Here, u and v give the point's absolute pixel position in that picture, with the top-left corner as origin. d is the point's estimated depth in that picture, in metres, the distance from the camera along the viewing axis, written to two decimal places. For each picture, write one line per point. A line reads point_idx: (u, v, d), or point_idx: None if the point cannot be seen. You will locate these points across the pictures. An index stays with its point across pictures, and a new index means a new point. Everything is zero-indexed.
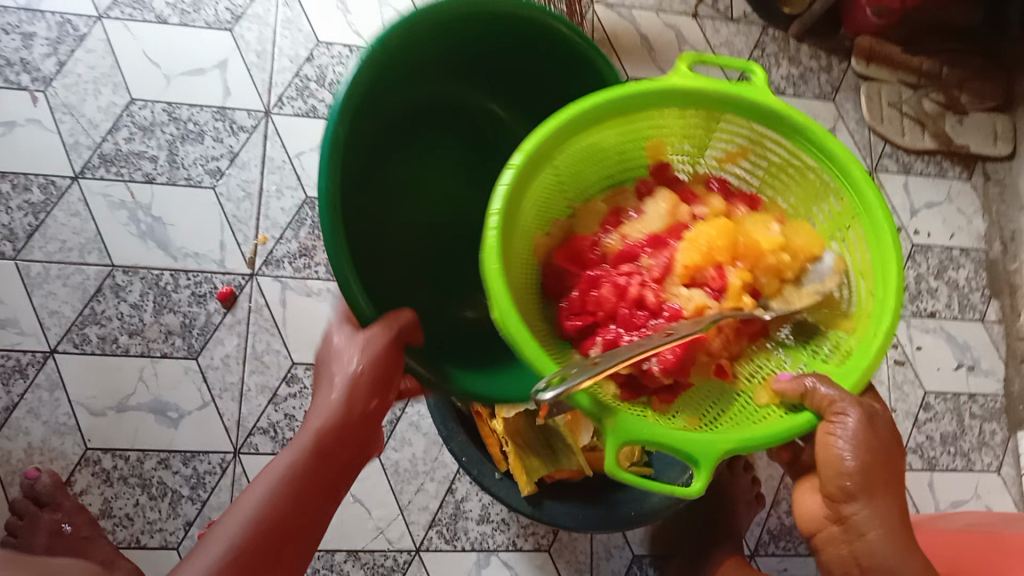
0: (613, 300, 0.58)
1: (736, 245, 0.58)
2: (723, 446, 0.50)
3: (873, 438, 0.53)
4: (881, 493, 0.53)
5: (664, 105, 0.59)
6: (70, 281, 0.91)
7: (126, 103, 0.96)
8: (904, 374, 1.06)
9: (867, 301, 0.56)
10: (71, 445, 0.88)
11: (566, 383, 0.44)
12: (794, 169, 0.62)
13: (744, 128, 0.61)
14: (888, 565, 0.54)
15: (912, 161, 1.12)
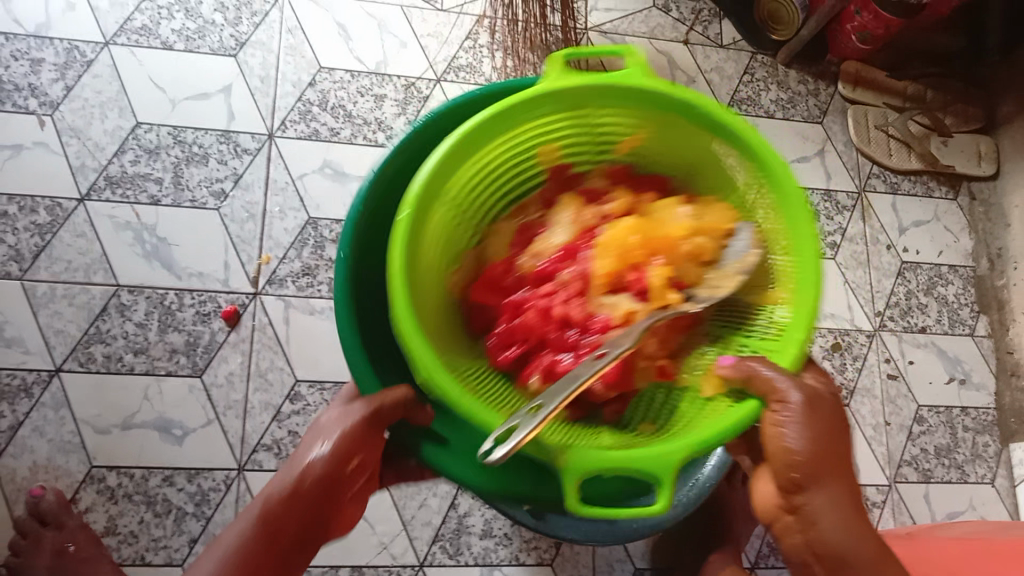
0: (540, 324, 0.64)
1: (649, 242, 0.63)
2: (677, 453, 0.53)
3: (818, 424, 0.54)
4: (831, 481, 0.54)
5: (553, 108, 0.62)
6: (75, 301, 0.92)
7: (132, 126, 0.98)
8: (897, 388, 1.08)
9: (785, 262, 0.60)
10: (76, 463, 0.88)
11: (508, 443, 0.48)
12: (689, 142, 0.65)
13: (634, 115, 0.64)
14: (843, 552, 0.55)
15: (899, 182, 1.15)
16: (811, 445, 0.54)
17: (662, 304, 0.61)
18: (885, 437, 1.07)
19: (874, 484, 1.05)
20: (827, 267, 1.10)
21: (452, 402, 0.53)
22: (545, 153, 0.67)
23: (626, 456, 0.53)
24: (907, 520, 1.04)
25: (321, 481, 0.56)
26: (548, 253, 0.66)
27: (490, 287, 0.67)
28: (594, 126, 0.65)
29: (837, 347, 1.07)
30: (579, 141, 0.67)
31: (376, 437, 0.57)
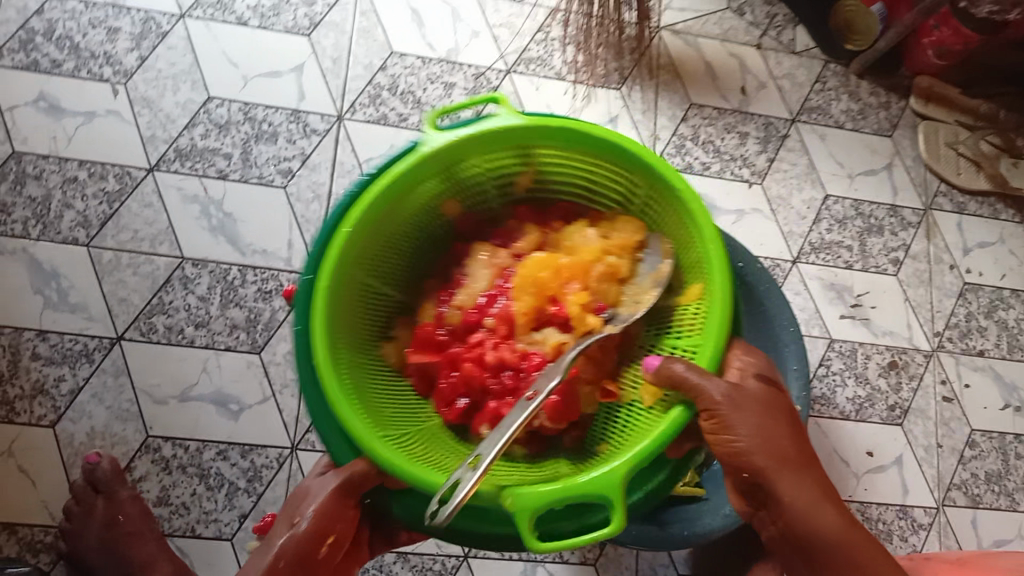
0: (477, 372, 0.69)
1: (562, 270, 0.70)
2: (619, 471, 0.58)
3: (756, 418, 0.59)
4: (783, 471, 0.58)
5: (443, 162, 0.68)
6: (140, 270, 0.93)
7: (203, 100, 0.98)
8: (951, 411, 1.07)
9: (690, 255, 0.67)
10: (133, 431, 0.89)
11: (453, 500, 0.54)
12: (582, 170, 0.72)
13: (520, 154, 0.71)
14: (815, 534, 0.59)
15: (966, 202, 1.14)
16: (754, 440, 0.58)
17: (584, 331, 0.68)
18: (936, 459, 1.05)
19: (922, 506, 1.03)
20: (889, 283, 1.09)
21: (402, 474, 0.60)
22: (445, 209, 0.75)
23: (567, 487, 0.59)
24: (954, 545, 1.03)
25: (293, 561, 0.62)
26: (471, 296, 0.73)
27: (426, 347, 0.73)
28: (486, 180, 0.74)
29: (894, 365, 1.07)
30: (474, 195, 0.75)
31: (348, 511, 0.64)
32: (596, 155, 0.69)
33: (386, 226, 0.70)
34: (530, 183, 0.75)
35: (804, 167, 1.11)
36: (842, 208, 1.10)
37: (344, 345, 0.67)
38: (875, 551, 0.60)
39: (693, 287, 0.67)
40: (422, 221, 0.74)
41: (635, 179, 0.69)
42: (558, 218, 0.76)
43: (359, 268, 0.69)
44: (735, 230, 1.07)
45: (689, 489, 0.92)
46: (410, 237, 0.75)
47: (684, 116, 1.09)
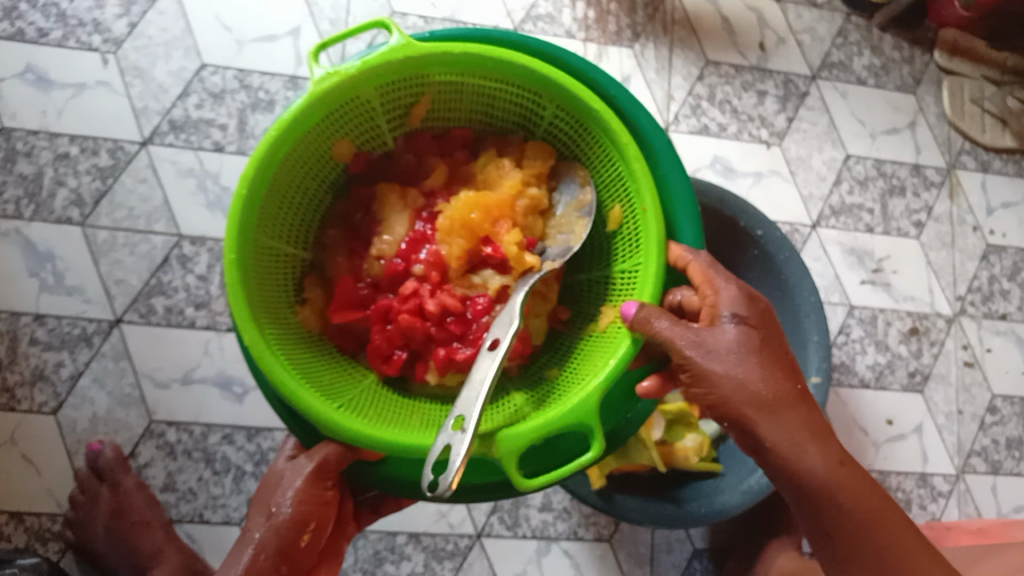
0: (418, 324, 0.68)
1: (489, 208, 0.67)
2: (589, 400, 0.61)
3: (735, 362, 0.58)
4: (774, 414, 0.58)
5: (338, 96, 0.63)
6: (136, 250, 0.89)
7: (197, 68, 0.94)
8: (972, 376, 1.05)
9: (609, 174, 0.69)
10: (136, 417, 0.87)
11: (452, 470, 0.56)
12: (476, 88, 0.69)
13: (416, 82, 0.67)
14: (818, 477, 0.58)
15: (990, 160, 1.11)
16: (731, 383, 0.58)
17: (523, 270, 0.68)
18: (956, 426, 1.03)
19: (941, 473, 1.02)
20: (911, 247, 1.07)
21: (377, 443, 0.60)
22: (339, 152, 0.70)
23: (548, 421, 0.61)
24: (972, 511, 1.02)
25: (275, 553, 0.63)
26: (395, 242, 0.69)
27: (349, 303, 0.70)
28: (379, 116, 0.69)
29: (914, 331, 1.04)
30: (367, 136, 0.71)
31: (325, 492, 0.65)
32: (501, 73, 0.66)
33: (283, 174, 0.65)
34: (425, 114, 0.71)
35: (824, 126, 1.07)
36: (864, 169, 1.07)
37: (259, 310, 0.62)
38: (863, 483, 0.60)
39: (614, 211, 0.70)
40: (316, 168, 0.69)
41: (541, 94, 0.67)
42: (457, 147, 0.73)
43: (261, 227, 0.64)
44: (752, 192, 1.03)
45: (708, 465, 0.89)
46: (306, 185, 0.69)
47: (701, 75, 1.04)
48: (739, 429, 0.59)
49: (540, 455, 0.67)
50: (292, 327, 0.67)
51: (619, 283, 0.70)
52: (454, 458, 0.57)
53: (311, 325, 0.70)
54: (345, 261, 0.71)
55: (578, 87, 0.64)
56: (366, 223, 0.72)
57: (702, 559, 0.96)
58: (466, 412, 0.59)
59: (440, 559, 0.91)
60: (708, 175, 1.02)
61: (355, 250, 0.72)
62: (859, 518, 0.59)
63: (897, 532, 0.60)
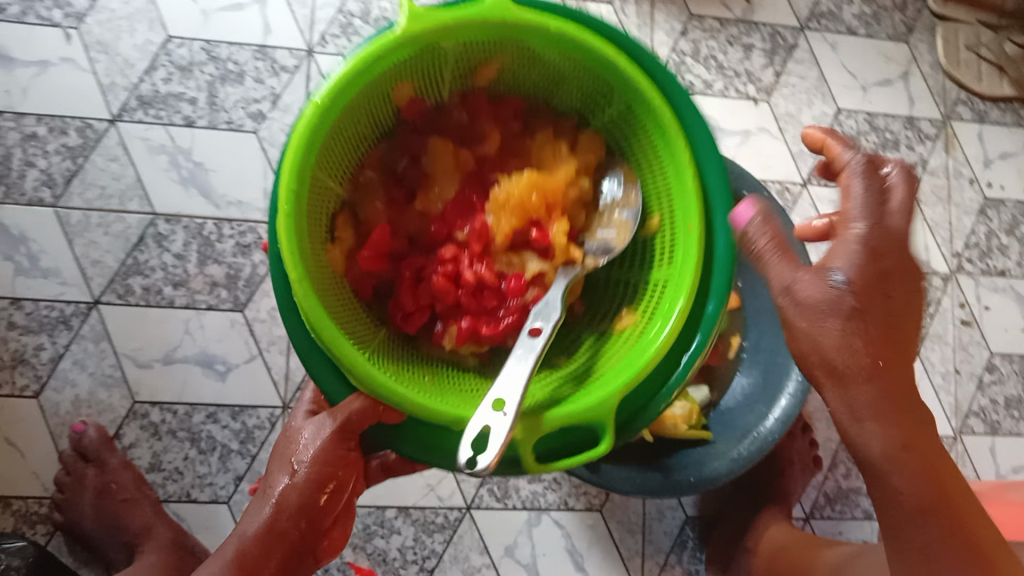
0: (451, 290, 0.65)
1: (545, 194, 0.64)
2: (615, 397, 0.59)
3: (840, 326, 0.49)
4: (852, 380, 0.50)
5: (416, 45, 0.59)
6: (111, 230, 0.88)
7: (163, 41, 0.92)
8: (970, 335, 1.03)
9: (660, 180, 0.66)
10: (119, 399, 0.86)
11: (490, 454, 0.53)
12: (552, 66, 0.65)
13: (495, 45, 0.63)
14: (870, 451, 0.52)
15: (988, 109, 1.09)
16: (830, 346, 0.50)
17: (566, 261, 0.66)
18: (953, 386, 1.02)
19: (938, 435, 1.00)
20: None
21: (408, 407, 0.56)
22: (399, 96, 0.65)
23: (574, 412, 0.59)
24: (970, 472, 1.00)
25: (294, 513, 0.63)
26: (443, 209, 0.67)
27: (382, 253, 0.65)
28: (448, 67, 0.65)
29: None
30: (430, 84, 0.66)
31: (346, 455, 0.61)
32: (585, 60, 0.62)
33: (344, 112, 0.59)
34: (491, 76, 0.68)
35: (814, 80, 1.05)
36: (856, 123, 1.05)
37: (309, 253, 0.57)
38: (932, 473, 0.53)
39: (656, 220, 0.67)
40: (373, 105, 0.64)
41: (615, 87, 0.64)
42: (512, 116, 0.70)
43: (320, 160, 0.59)
44: (742, 151, 1.01)
45: (698, 433, 0.86)
46: (362, 123, 0.64)
47: (684, 30, 1.02)
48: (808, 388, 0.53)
49: None
50: (326, 267, 0.60)
51: (646, 291, 0.67)
52: (494, 441, 0.54)
53: (337, 265, 0.63)
54: (382, 208, 0.67)
55: (654, 89, 0.62)
56: (411, 175, 0.68)
57: (694, 526, 0.96)
58: (508, 395, 0.56)
59: (430, 532, 0.91)
60: None
61: (395, 200, 0.68)
62: (915, 510, 0.53)
63: (963, 514, 0.54)
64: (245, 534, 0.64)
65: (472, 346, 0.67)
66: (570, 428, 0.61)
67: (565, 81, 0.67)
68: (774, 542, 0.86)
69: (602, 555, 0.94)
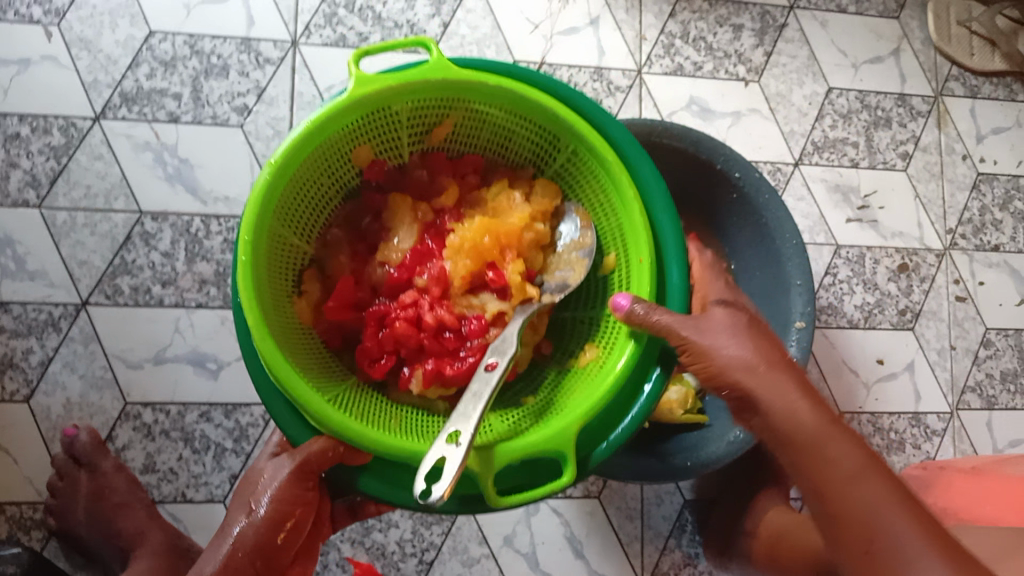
0: (413, 334, 0.64)
1: (498, 236, 0.65)
2: (574, 425, 0.58)
3: (729, 337, 0.58)
4: (766, 369, 0.57)
5: (365, 105, 0.61)
6: (98, 230, 0.87)
7: (145, 36, 0.91)
8: (964, 311, 1.03)
9: (612, 222, 0.66)
10: (110, 400, 0.85)
11: (443, 482, 0.53)
12: (500, 121, 0.66)
13: (444, 104, 0.64)
14: (804, 429, 0.55)
15: (980, 85, 1.08)
16: (728, 356, 0.57)
17: (523, 299, 0.65)
18: (948, 362, 1.01)
19: (935, 411, 1.00)
20: (899, 180, 1.04)
21: (364, 441, 0.57)
22: (359, 158, 0.66)
23: (530, 444, 0.58)
24: (967, 448, 1.00)
25: (253, 551, 0.59)
26: (400, 257, 0.66)
27: (346, 302, 0.65)
28: (402, 127, 0.66)
29: (904, 268, 1.02)
30: (387, 145, 0.67)
31: (307, 492, 0.59)
32: (528, 113, 0.64)
33: (299, 173, 0.61)
34: (447, 135, 0.68)
35: (805, 58, 1.04)
36: (847, 101, 1.04)
37: (271, 312, 0.59)
38: (859, 443, 0.55)
39: (611, 258, 0.68)
40: (332, 169, 0.65)
41: (559, 134, 0.65)
42: (471, 172, 0.70)
43: (276, 216, 0.60)
44: (732, 132, 1.00)
45: (694, 416, 0.87)
46: (321, 184, 0.65)
47: (673, 12, 1.01)
48: (740, 401, 0.59)
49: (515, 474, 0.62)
50: (290, 320, 0.62)
51: (605, 327, 0.67)
52: (448, 470, 0.54)
53: (305, 320, 0.64)
54: (348, 261, 0.67)
55: (594, 134, 0.63)
56: (374, 229, 0.68)
57: (692, 509, 0.95)
58: (462, 426, 0.57)
59: (428, 524, 0.90)
60: (685, 118, 0.99)
61: (359, 254, 0.68)
62: (851, 475, 0.54)
63: (905, 489, 0.53)
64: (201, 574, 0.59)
65: (440, 391, 0.65)
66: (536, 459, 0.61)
67: (518, 138, 0.68)
68: (772, 526, 0.84)
69: (600, 542, 0.94)
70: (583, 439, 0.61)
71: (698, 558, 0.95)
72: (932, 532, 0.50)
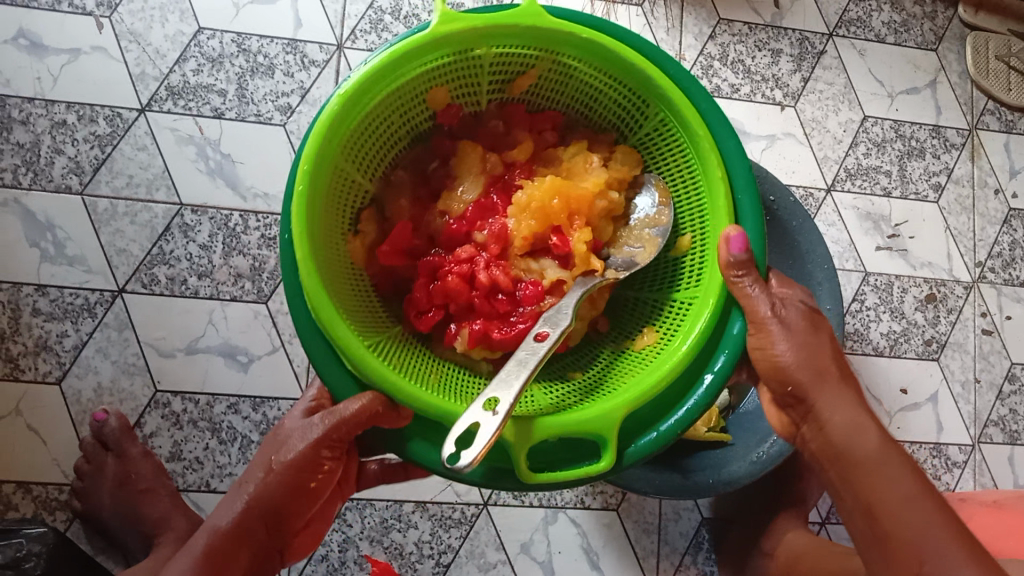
0: (464, 290, 0.67)
1: (568, 201, 0.67)
2: (620, 411, 0.60)
3: (802, 339, 0.61)
4: (828, 382, 0.61)
5: (446, 47, 0.64)
6: (138, 219, 0.89)
7: (194, 32, 0.93)
8: (991, 345, 1.03)
9: (686, 199, 0.70)
10: (141, 386, 0.86)
11: (476, 447, 0.54)
12: (580, 75, 0.69)
13: (531, 52, 0.67)
14: (854, 441, 0.60)
15: (1015, 120, 1.09)
16: (800, 358, 0.60)
17: (585, 271, 0.68)
18: (973, 395, 1.01)
19: (957, 443, 0.99)
20: (930, 211, 1.05)
21: (404, 400, 0.58)
22: (434, 100, 0.69)
23: (576, 421, 0.60)
24: (989, 483, 1.00)
25: (267, 508, 0.61)
26: (463, 207, 0.70)
27: (399, 247, 0.69)
28: (485, 76, 0.69)
29: (931, 298, 1.02)
30: (465, 90, 0.70)
31: (328, 455, 0.62)
32: (614, 70, 0.67)
33: (370, 110, 0.64)
34: (528, 88, 0.71)
35: (840, 86, 1.05)
36: (881, 130, 1.05)
37: (324, 241, 0.62)
38: (917, 471, 0.60)
39: (686, 238, 0.70)
40: (407, 108, 0.69)
41: (649, 100, 0.68)
42: (547, 128, 0.74)
43: (342, 152, 0.63)
44: (765, 154, 1.01)
45: (716, 435, 0.87)
46: (392, 122, 0.68)
47: (712, 34, 1.03)
48: (801, 404, 0.62)
49: (546, 454, 0.62)
50: (342, 259, 0.65)
51: (669, 313, 0.69)
52: (480, 435, 0.55)
53: (357, 257, 0.68)
54: (407, 205, 0.71)
55: (685, 106, 0.65)
56: (439, 174, 0.72)
57: (710, 527, 0.96)
58: (498, 393, 0.57)
59: (446, 527, 0.90)
60: None
61: (420, 199, 0.72)
62: (908, 498, 0.58)
63: (953, 517, 0.59)
64: (215, 529, 0.62)
65: (484, 353, 0.69)
66: (574, 441, 0.62)
67: (602, 95, 0.71)
68: (790, 547, 0.85)
69: (617, 555, 0.94)
70: (628, 426, 0.62)
71: None
72: (975, 553, 0.56)
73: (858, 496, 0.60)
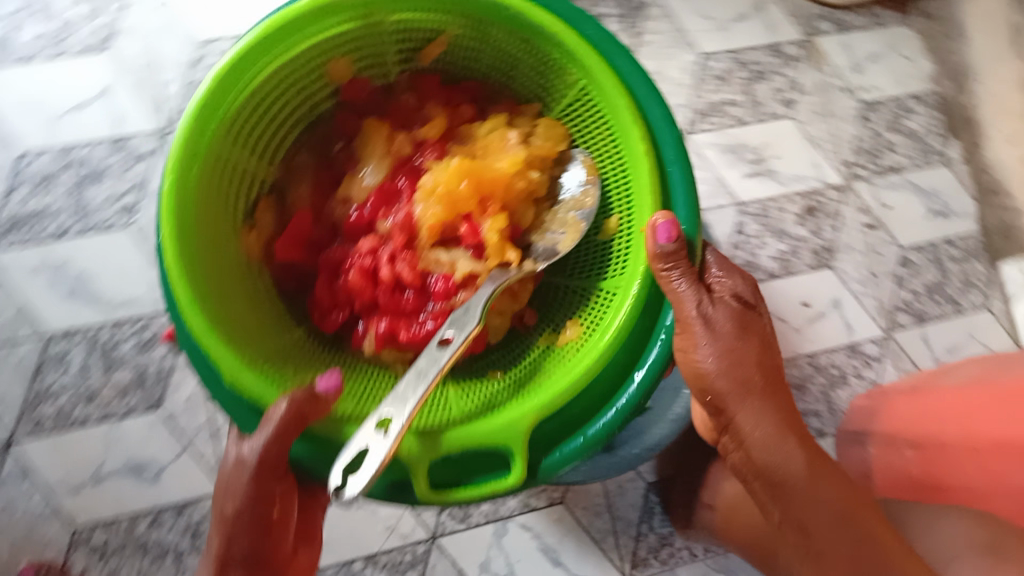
0: (366, 287, 0.66)
1: (469, 181, 0.65)
2: (527, 421, 0.59)
3: (727, 341, 0.59)
4: (751, 394, 0.59)
5: (331, 15, 0.64)
6: (7, 363, 0.87)
7: (17, 156, 0.94)
8: (878, 237, 1.04)
9: (610, 170, 0.69)
10: (56, 531, 0.83)
11: (365, 475, 0.52)
12: (487, 39, 0.70)
13: (428, 17, 0.67)
14: (778, 458, 0.59)
15: (845, 18, 1.14)
16: (722, 365, 0.59)
17: (500, 262, 0.65)
18: (874, 288, 1.01)
19: (870, 338, 0.99)
20: (787, 128, 1.06)
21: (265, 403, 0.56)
22: (335, 72, 0.70)
23: (483, 436, 0.59)
24: (910, 367, 0.99)
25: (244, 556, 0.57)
26: (366, 195, 0.69)
27: (297, 241, 0.69)
28: (389, 44, 0.70)
29: (810, 210, 1.03)
30: (369, 61, 0.71)
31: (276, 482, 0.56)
32: (519, 27, 0.66)
33: (260, 89, 0.64)
34: (438, 55, 0.72)
35: (670, 30, 1.07)
36: (722, 64, 1.07)
37: (208, 229, 0.61)
38: (845, 486, 0.60)
39: (613, 220, 0.68)
40: (305, 84, 0.68)
41: (567, 64, 0.67)
42: (463, 101, 0.73)
43: (229, 137, 0.63)
44: None
45: None
46: (290, 98, 0.68)
47: None
48: (723, 414, 0.61)
49: (453, 470, 0.61)
50: (232, 253, 0.64)
51: (592, 305, 0.67)
52: (373, 460, 0.53)
53: (252, 250, 0.67)
54: (307, 193, 0.71)
55: (595, 61, 0.65)
56: (342, 158, 0.73)
57: (657, 491, 0.97)
58: (390, 411, 0.56)
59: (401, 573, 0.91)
60: None
61: (320, 185, 0.72)
62: (840, 516, 0.58)
63: (883, 533, 0.59)
64: None
65: (393, 356, 0.67)
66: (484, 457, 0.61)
67: (515, 59, 0.71)
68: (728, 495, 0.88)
69: (577, 548, 0.94)
70: (540, 438, 0.61)
71: (672, 537, 0.96)
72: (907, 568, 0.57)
73: (785, 512, 0.59)
